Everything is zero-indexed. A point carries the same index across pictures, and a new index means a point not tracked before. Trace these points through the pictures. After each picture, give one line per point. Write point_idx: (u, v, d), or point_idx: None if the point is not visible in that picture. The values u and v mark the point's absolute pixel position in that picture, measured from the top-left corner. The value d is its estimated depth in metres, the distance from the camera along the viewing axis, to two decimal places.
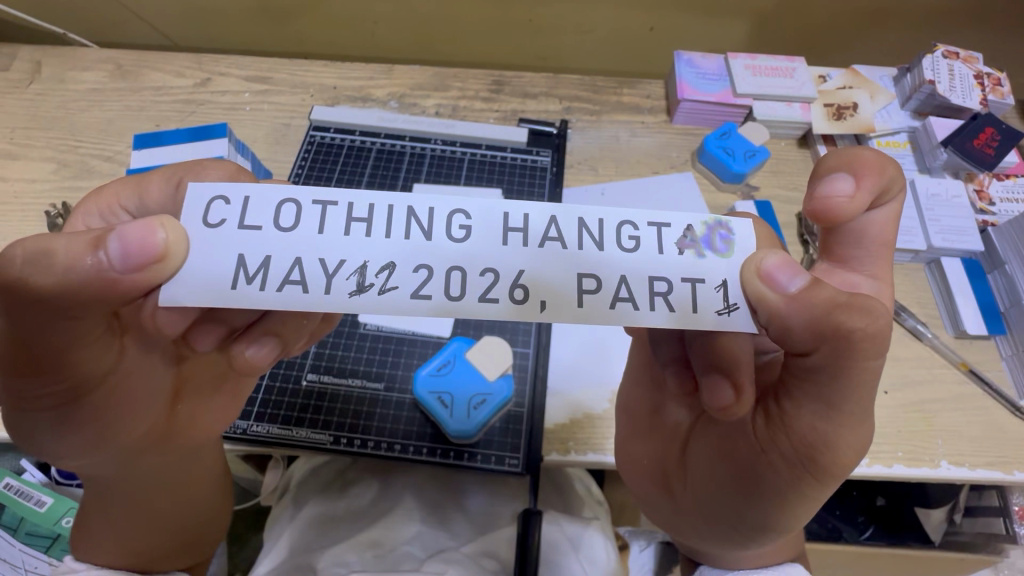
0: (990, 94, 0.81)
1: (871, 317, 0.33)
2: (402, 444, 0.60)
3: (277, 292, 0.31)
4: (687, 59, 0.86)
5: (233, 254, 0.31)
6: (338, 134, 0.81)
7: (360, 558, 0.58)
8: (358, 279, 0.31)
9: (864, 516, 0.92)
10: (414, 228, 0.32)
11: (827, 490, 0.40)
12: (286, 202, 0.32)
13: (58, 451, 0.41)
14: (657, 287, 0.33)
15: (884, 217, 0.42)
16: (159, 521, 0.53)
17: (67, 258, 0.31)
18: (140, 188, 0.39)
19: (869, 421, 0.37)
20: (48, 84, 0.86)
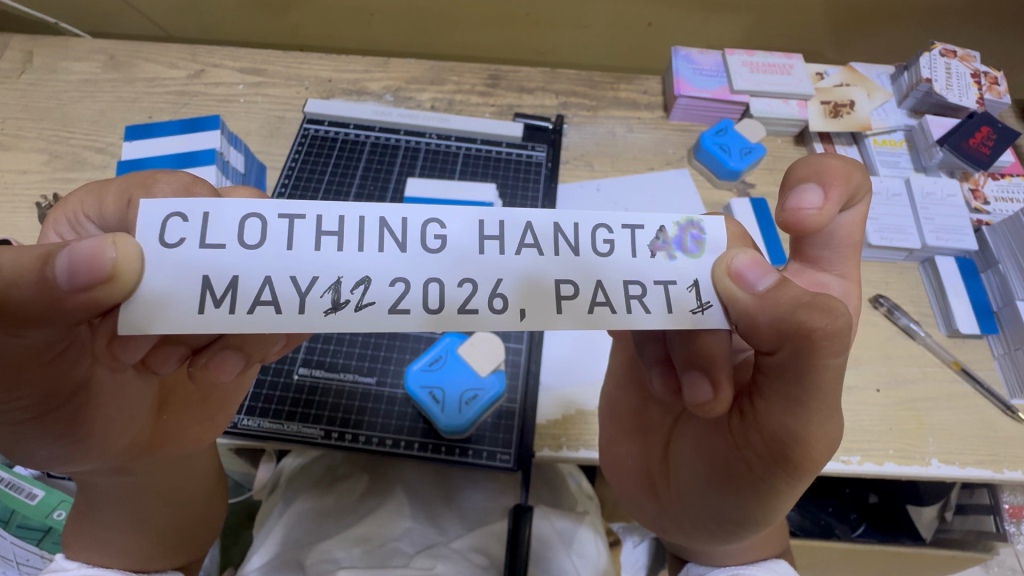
0: (987, 93, 0.81)
1: (832, 315, 0.32)
2: (394, 438, 0.60)
3: (248, 314, 0.30)
4: (685, 56, 0.85)
5: (197, 275, 0.30)
6: (332, 127, 0.80)
7: (348, 553, 0.58)
8: (334, 296, 0.31)
9: (856, 513, 0.93)
10: (387, 239, 0.32)
11: (803, 484, 0.39)
12: (250, 217, 0.31)
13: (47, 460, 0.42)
14: (633, 291, 0.33)
15: (849, 222, 0.42)
16: (150, 524, 0.53)
17: (9, 273, 0.30)
18: (99, 197, 0.38)
19: (839, 415, 0.36)
20: (40, 75, 0.85)
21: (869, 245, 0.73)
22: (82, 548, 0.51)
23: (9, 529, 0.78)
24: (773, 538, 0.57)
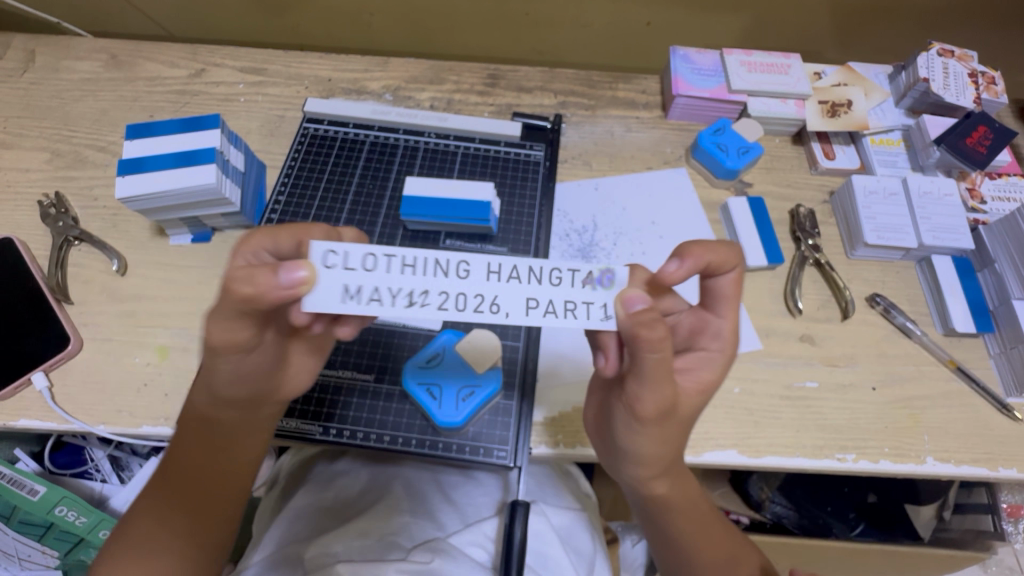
0: (984, 93, 0.81)
1: (652, 328, 0.38)
2: (391, 435, 0.60)
3: (366, 306, 0.40)
4: (683, 55, 0.85)
5: (337, 287, 0.40)
6: (332, 126, 0.81)
7: (346, 547, 0.57)
8: (410, 300, 0.41)
9: (855, 513, 0.95)
10: (440, 272, 0.42)
11: (651, 440, 0.46)
12: (368, 255, 0.41)
13: (193, 422, 0.51)
14: (570, 304, 0.42)
15: (722, 284, 0.50)
16: (191, 548, 0.51)
17: (261, 284, 0.37)
18: (274, 233, 0.42)
19: (671, 392, 0.42)
20: (42, 74, 0.86)
21: (866, 244, 0.73)
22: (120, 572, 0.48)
23: (10, 524, 0.80)
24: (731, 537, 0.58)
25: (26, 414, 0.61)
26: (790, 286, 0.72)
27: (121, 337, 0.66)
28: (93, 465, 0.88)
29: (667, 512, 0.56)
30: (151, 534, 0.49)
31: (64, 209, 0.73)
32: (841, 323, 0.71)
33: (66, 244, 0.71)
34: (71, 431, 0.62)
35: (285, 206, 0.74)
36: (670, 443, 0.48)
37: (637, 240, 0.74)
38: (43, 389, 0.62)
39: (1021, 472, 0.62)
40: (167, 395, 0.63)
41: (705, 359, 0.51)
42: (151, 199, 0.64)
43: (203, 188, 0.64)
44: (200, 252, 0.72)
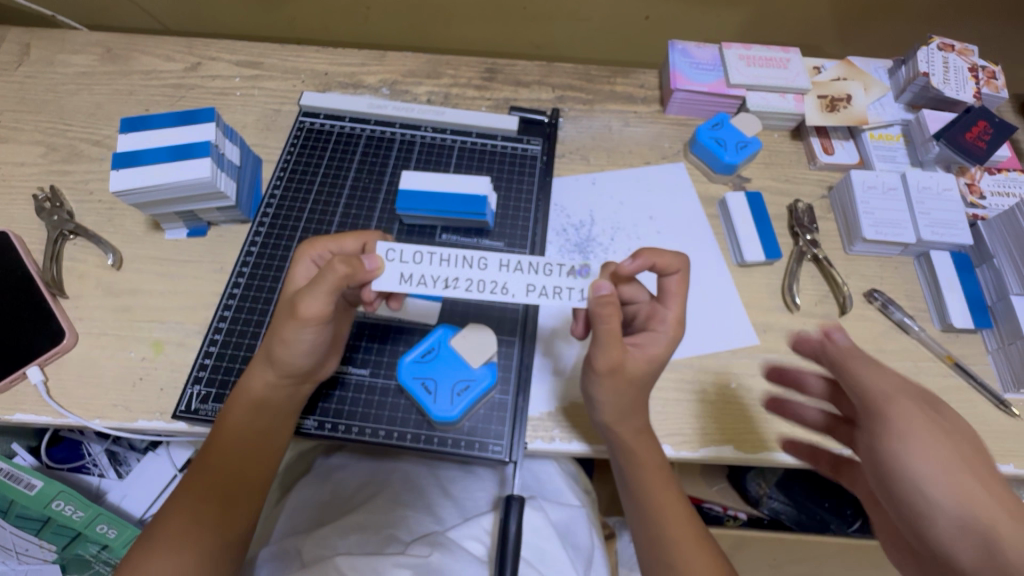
0: (984, 87, 0.80)
1: (605, 299, 0.47)
2: (387, 429, 0.60)
3: (412, 287, 0.50)
4: (681, 49, 0.85)
5: (394, 273, 0.51)
6: (328, 120, 0.80)
7: (346, 540, 0.58)
8: (445, 283, 0.50)
9: (853, 509, 0.94)
10: (472, 264, 0.51)
11: (607, 399, 0.53)
12: (417, 251, 0.52)
13: (237, 403, 0.55)
14: (566, 288, 0.50)
15: (672, 284, 0.55)
16: (206, 545, 0.49)
17: (347, 272, 0.48)
18: (341, 241, 0.56)
19: (620, 355, 0.50)
20: (38, 67, 0.85)
21: (864, 239, 0.73)
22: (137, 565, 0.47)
23: (7, 518, 0.80)
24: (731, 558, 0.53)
25: (21, 408, 0.61)
26: (787, 281, 0.72)
27: (117, 331, 0.65)
28: (90, 459, 0.89)
29: (638, 478, 0.55)
30: (175, 526, 0.49)
31: (59, 203, 0.73)
32: (839, 318, 0.70)
33: (60, 238, 0.70)
34: (67, 425, 0.62)
35: (281, 200, 0.73)
36: (628, 408, 0.54)
37: (635, 235, 0.74)
38: (38, 383, 0.62)
39: (1019, 468, 0.62)
40: (162, 389, 0.62)
41: (656, 338, 0.54)
42: (146, 193, 0.64)
43: (198, 182, 0.64)
44: (196, 247, 0.71)
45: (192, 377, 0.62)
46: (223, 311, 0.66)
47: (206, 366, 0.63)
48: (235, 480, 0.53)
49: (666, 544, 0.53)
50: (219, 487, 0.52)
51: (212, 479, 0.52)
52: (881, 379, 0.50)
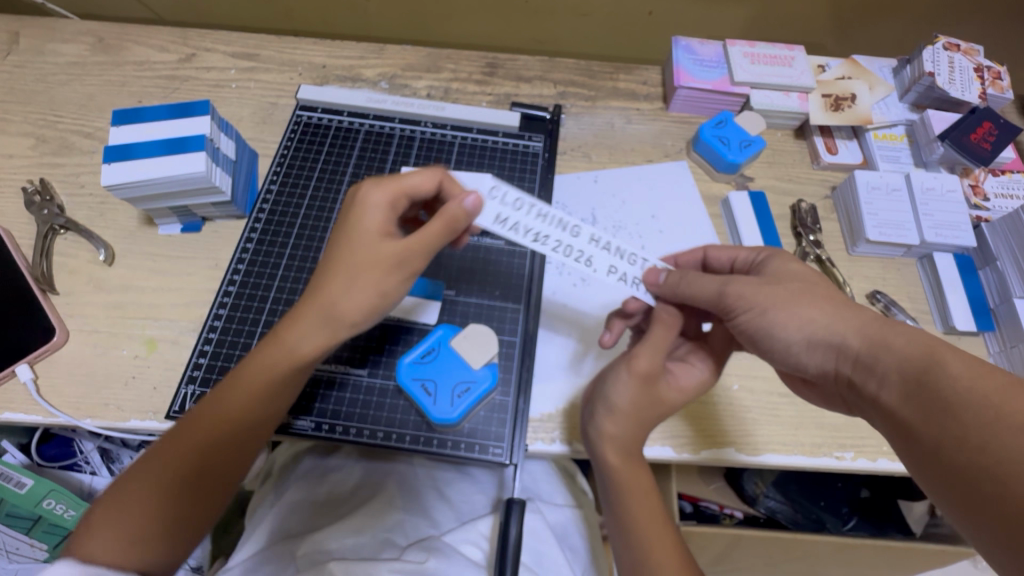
0: (990, 88, 0.80)
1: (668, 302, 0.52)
2: (385, 431, 0.59)
3: (506, 232, 0.51)
4: (685, 46, 0.84)
5: (488, 218, 0.51)
6: (326, 114, 0.79)
7: (341, 543, 0.57)
8: (533, 236, 0.51)
9: (849, 507, 0.95)
10: (560, 226, 0.52)
11: (621, 397, 0.52)
12: (517, 198, 0.52)
13: (232, 392, 0.51)
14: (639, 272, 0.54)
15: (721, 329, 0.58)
16: (170, 536, 0.48)
17: (461, 214, 0.50)
18: (406, 179, 0.53)
19: (658, 358, 0.52)
20: (26, 57, 0.83)
21: (868, 240, 0.72)
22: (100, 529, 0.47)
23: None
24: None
25: (10, 407, 0.60)
26: None
27: (109, 329, 0.64)
28: (82, 457, 0.87)
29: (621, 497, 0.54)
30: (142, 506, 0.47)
31: (49, 196, 0.71)
32: None
33: (51, 232, 0.69)
34: (58, 425, 0.61)
35: (277, 196, 0.72)
36: (633, 420, 0.53)
37: (637, 235, 0.73)
38: (28, 381, 0.60)
39: None
40: (155, 388, 0.61)
41: (693, 372, 0.56)
42: (139, 187, 0.62)
43: (193, 177, 0.62)
44: (190, 242, 0.70)
45: (186, 376, 0.61)
46: (218, 308, 0.65)
47: (200, 365, 0.62)
48: (212, 472, 0.50)
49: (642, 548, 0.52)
50: (196, 475, 0.49)
51: (188, 460, 0.49)
52: (704, 280, 0.51)
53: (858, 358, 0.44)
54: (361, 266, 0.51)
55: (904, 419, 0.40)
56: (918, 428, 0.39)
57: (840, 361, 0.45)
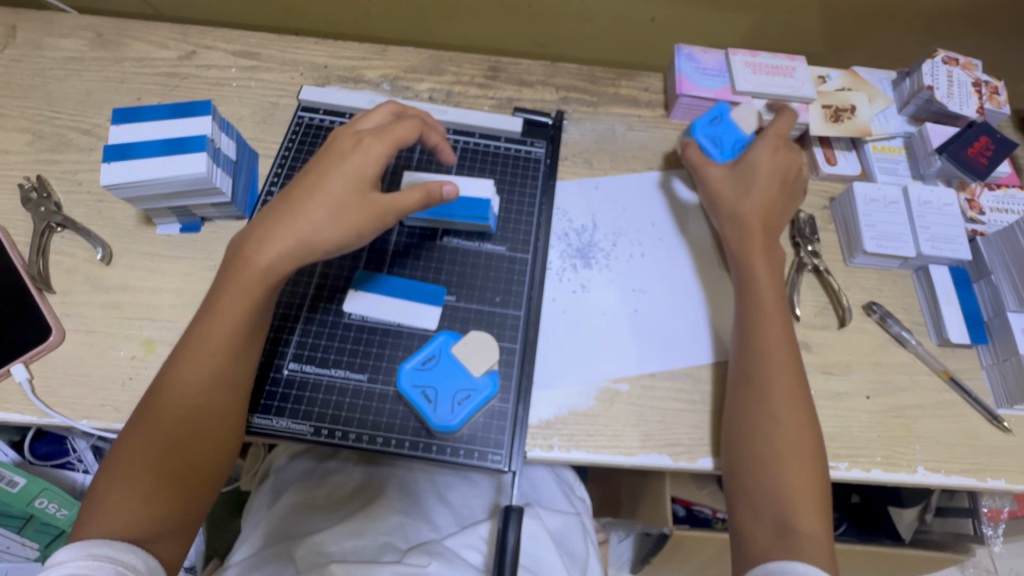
0: (987, 102, 0.80)
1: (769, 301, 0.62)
2: (383, 437, 0.59)
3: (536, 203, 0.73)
4: (687, 53, 0.84)
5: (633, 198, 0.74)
6: (327, 116, 0.78)
7: (341, 546, 0.57)
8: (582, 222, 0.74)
9: (839, 512, 1.00)
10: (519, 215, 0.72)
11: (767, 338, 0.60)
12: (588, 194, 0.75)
13: (196, 351, 0.54)
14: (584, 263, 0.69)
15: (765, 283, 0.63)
16: (154, 498, 0.49)
17: (439, 189, 0.58)
18: (388, 132, 0.60)
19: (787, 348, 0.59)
20: (24, 50, 0.82)
21: (865, 251, 0.73)
22: (94, 508, 0.48)
23: None
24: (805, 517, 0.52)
25: (5, 407, 0.59)
26: (789, 293, 0.72)
27: (106, 329, 0.64)
28: (75, 456, 0.86)
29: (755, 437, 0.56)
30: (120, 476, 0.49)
31: (46, 193, 0.71)
32: (837, 330, 0.71)
33: (47, 230, 0.68)
34: (53, 425, 0.61)
35: (277, 198, 0.72)
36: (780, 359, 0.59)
37: (638, 242, 0.73)
38: (23, 381, 0.60)
39: (1009, 483, 0.64)
40: None
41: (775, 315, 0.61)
42: (138, 187, 0.62)
43: (193, 177, 0.62)
44: (189, 243, 0.69)
45: None
46: None
47: None
48: (186, 428, 0.52)
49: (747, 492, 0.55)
50: (172, 436, 0.51)
51: (161, 430, 0.51)
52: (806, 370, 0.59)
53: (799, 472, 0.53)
54: (345, 208, 0.57)
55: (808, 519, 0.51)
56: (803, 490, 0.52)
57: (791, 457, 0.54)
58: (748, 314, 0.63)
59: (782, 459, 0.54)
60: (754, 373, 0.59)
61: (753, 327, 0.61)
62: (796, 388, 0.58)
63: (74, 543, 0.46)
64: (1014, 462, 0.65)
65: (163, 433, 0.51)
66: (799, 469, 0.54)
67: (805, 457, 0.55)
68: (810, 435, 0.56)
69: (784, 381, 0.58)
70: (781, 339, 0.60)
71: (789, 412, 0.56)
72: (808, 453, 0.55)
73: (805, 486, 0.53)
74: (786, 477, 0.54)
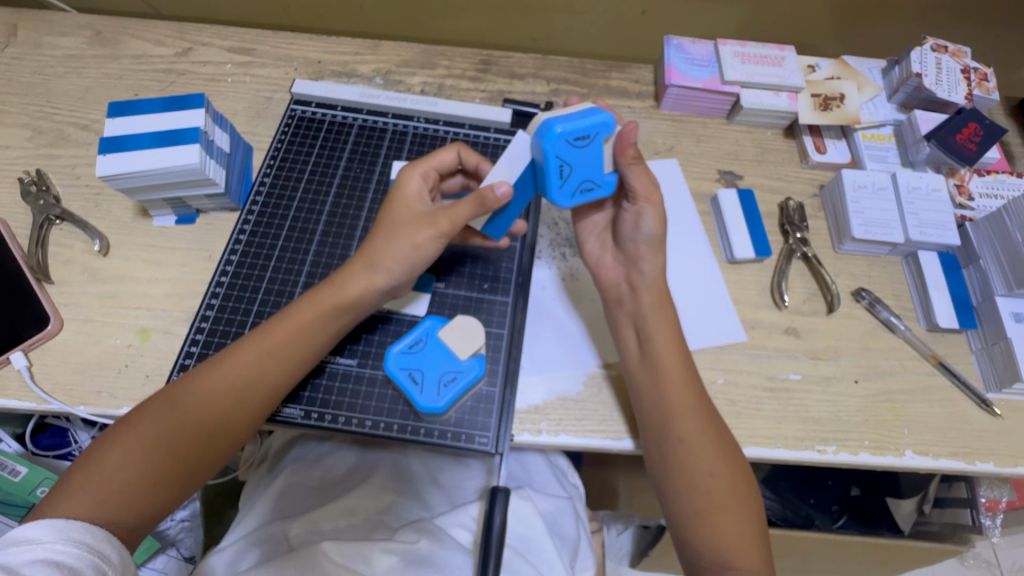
0: (976, 89, 0.80)
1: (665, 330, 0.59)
2: (372, 420, 0.60)
3: None
4: (677, 44, 0.84)
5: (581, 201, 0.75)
6: (320, 109, 0.79)
7: (335, 525, 0.59)
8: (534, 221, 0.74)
9: (838, 505, 0.97)
10: None
11: (667, 369, 0.57)
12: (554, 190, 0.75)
13: (254, 347, 0.55)
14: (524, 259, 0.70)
15: (650, 303, 0.60)
16: (160, 484, 0.51)
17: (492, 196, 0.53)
18: (434, 156, 0.62)
19: (674, 368, 0.58)
20: (25, 49, 0.84)
21: (853, 238, 0.73)
22: (97, 468, 0.50)
23: None
24: (717, 538, 0.53)
25: (5, 394, 0.61)
26: (777, 280, 0.72)
27: (103, 318, 0.65)
28: (77, 446, 0.88)
29: (671, 469, 0.55)
30: (135, 449, 0.51)
31: (45, 186, 0.72)
32: (826, 316, 0.71)
33: (47, 223, 0.70)
34: (52, 411, 0.62)
35: (270, 189, 0.73)
36: (677, 385, 0.57)
37: None
38: (22, 368, 0.61)
39: (997, 466, 0.64)
40: (147, 375, 0.62)
41: (664, 347, 0.58)
42: (134, 178, 0.63)
43: (187, 169, 0.63)
44: (184, 234, 0.71)
45: (179, 364, 0.62)
46: (210, 299, 0.66)
47: (192, 354, 0.62)
48: (213, 422, 0.53)
49: (676, 519, 0.55)
50: (198, 428, 0.53)
51: (187, 417, 0.53)
52: (699, 397, 0.57)
53: (713, 500, 0.54)
54: (400, 223, 0.57)
55: (727, 539, 0.53)
56: (718, 516, 0.53)
57: (708, 485, 0.54)
58: (648, 389, 0.58)
59: (719, 511, 0.53)
60: (651, 404, 0.57)
61: (647, 353, 0.59)
62: (699, 401, 0.57)
63: (53, 522, 0.46)
64: (1002, 445, 0.65)
65: (184, 415, 0.53)
66: (731, 519, 0.53)
67: (723, 475, 0.54)
68: (721, 453, 0.55)
69: (705, 439, 0.55)
70: (688, 406, 0.56)
71: (699, 440, 0.55)
72: (740, 499, 0.54)
73: (716, 515, 0.53)
74: (724, 530, 0.53)
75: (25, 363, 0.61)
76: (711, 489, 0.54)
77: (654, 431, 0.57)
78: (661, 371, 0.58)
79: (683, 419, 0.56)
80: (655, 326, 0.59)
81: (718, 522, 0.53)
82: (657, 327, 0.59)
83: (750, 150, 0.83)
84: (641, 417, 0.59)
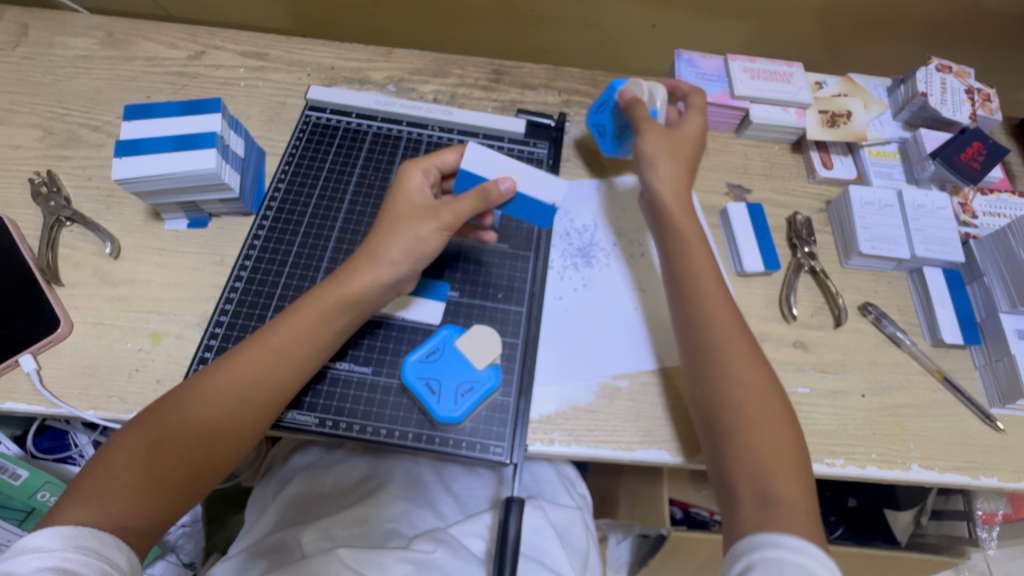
0: (979, 109, 0.82)
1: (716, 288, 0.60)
2: (387, 428, 0.60)
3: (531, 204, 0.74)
4: (687, 58, 0.85)
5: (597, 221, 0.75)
6: (334, 115, 0.80)
7: (348, 533, 0.58)
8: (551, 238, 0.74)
9: (835, 516, 1.00)
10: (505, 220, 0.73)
11: (719, 323, 0.58)
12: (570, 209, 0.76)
13: (258, 345, 0.56)
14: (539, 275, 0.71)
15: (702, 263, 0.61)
16: (167, 484, 0.51)
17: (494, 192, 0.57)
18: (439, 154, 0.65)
19: (727, 325, 0.58)
20: (36, 48, 0.84)
21: (860, 253, 0.74)
22: (103, 471, 0.50)
23: None
24: (785, 505, 0.48)
25: (12, 398, 0.60)
26: (786, 294, 0.73)
27: (114, 322, 0.65)
28: (77, 450, 0.86)
29: (729, 434, 0.53)
30: (139, 452, 0.51)
31: (56, 188, 0.72)
32: (834, 330, 0.72)
33: (57, 224, 0.69)
34: (60, 415, 0.61)
35: (285, 194, 0.73)
36: (735, 339, 0.57)
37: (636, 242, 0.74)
38: (30, 371, 0.61)
39: (1000, 481, 0.65)
40: (158, 381, 0.62)
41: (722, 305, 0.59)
42: (150, 182, 0.63)
43: (203, 173, 0.63)
44: (196, 238, 0.71)
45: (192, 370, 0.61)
46: (224, 304, 0.66)
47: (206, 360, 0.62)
48: (218, 421, 0.53)
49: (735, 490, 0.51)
50: (203, 427, 0.52)
51: (191, 417, 0.52)
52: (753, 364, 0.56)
53: (774, 463, 0.51)
54: (405, 216, 0.59)
55: (790, 504, 0.49)
56: (779, 481, 0.50)
57: (767, 443, 0.51)
58: (701, 346, 0.57)
59: (777, 469, 0.50)
60: (705, 363, 0.57)
61: (693, 314, 0.59)
62: (751, 354, 0.56)
63: (62, 529, 0.46)
64: (1005, 460, 0.66)
65: (190, 417, 0.52)
66: (792, 482, 0.50)
67: (778, 433, 0.52)
68: (778, 411, 0.53)
69: (760, 395, 0.54)
70: (742, 357, 0.56)
71: (758, 397, 0.54)
72: (799, 463, 0.51)
73: (780, 475, 0.50)
74: (786, 491, 0.49)
75: (34, 366, 0.61)
76: (769, 447, 0.51)
77: (707, 391, 0.55)
78: (711, 322, 0.58)
79: (737, 373, 0.55)
80: (708, 285, 0.60)
81: (781, 490, 0.49)
82: (707, 284, 0.60)
83: (758, 164, 0.84)
84: (693, 380, 0.57)
